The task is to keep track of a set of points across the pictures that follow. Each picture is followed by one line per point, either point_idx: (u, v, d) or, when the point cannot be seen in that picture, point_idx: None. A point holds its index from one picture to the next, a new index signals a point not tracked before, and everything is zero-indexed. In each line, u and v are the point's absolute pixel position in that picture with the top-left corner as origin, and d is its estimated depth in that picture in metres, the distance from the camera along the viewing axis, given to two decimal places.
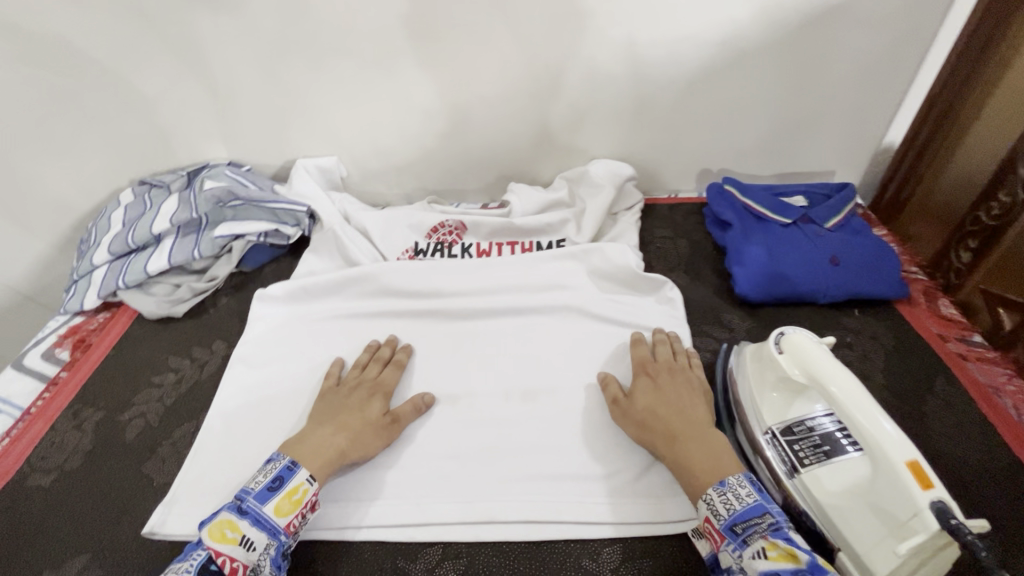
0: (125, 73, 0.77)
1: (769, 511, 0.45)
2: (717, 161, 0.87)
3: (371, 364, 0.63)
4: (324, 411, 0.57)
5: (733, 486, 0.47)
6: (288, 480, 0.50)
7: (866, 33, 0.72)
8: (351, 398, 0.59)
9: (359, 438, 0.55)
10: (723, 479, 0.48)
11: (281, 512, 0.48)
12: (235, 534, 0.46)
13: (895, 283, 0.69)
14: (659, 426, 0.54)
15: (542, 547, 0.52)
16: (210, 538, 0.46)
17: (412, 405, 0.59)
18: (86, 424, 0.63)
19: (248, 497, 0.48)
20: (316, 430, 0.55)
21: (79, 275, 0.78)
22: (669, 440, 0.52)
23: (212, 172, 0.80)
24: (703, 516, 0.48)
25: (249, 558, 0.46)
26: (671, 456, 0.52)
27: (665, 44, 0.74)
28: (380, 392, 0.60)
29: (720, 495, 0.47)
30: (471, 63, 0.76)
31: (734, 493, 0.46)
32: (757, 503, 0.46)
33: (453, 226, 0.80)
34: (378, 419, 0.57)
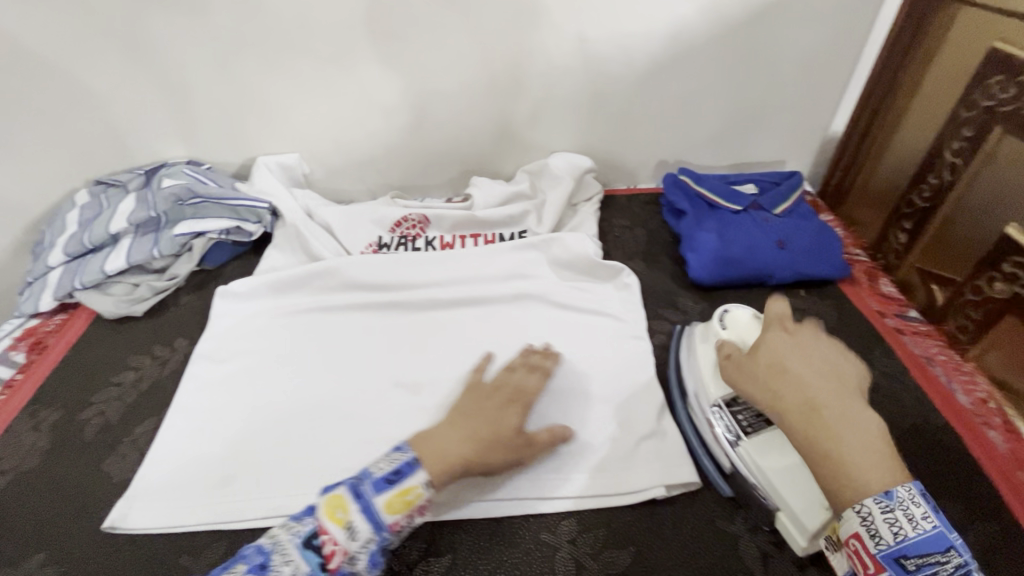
0: (77, 72, 0.76)
1: (948, 540, 0.39)
2: (672, 153, 0.90)
3: (520, 368, 0.59)
4: (458, 412, 0.54)
5: (904, 504, 0.39)
6: (405, 477, 0.48)
7: (805, 27, 0.76)
8: (491, 403, 0.54)
9: (483, 448, 0.50)
10: (890, 491, 0.40)
11: (391, 510, 0.46)
12: (344, 516, 0.46)
13: (838, 264, 0.73)
14: (797, 397, 0.46)
15: (502, 523, 0.53)
16: (322, 511, 0.46)
17: (549, 433, 0.54)
18: (43, 424, 0.62)
19: (366, 481, 0.48)
20: (444, 431, 0.51)
21: (34, 277, 0.77)
22: (808, 410, 0.45)
23: (170, 170, 0.79)
24: (852, 531, 0.41)
25: (349, 545, 0.45)
26: (804, 429, 0.44)
27: (617, 39, 0.76)
28: (518, 400, 0.55)
29: (890, 514, 0.39)
30: (430, 59, 0.78)
31: (905, 514, 0.39)
32: (935, 533, 0.39)
33: (416, 220, 0.81)
34: (511, 430, 0.52)
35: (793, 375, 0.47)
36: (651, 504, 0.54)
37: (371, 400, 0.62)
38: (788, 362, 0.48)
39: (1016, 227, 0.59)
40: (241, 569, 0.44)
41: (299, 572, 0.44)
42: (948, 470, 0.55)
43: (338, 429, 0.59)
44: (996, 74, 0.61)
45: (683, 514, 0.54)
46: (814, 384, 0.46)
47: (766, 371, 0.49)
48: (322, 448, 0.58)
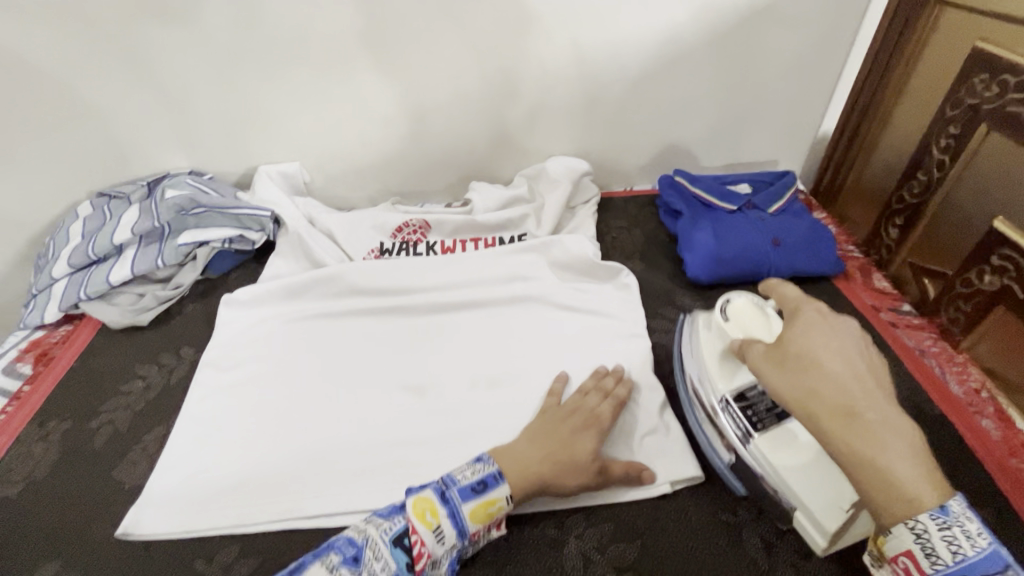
0: (80, 86, 0.77)
1: (1005, 561, 0.36)
2: (667, 155, 0.91)
3: (593, 391, 0.60)
4: (537, 428, 0.56)
5: (957, 519, 0.36)
6: (490, 489, 0.50)
7: (793, 30, 0.78)
8: (569, 425, 0.56)
9: (560, 469, 0.52)
10: (944, 505, 0.37)
11: (475, 519, 0.49)
12: (433, 520, 0.47)
13: (832, 260, 0.75)
14: (833, 399, 0.41)
15: (510, 521, 0.54)
16: (413, 510, 0.47)
17: (626, 465, 0.55)
18: (53, 434, 0.63)
19: (453, 486, 0.50)
20: (523, 445, 0.54)
21: (38, 289, 0.78)
22: (845, 415, 0.40)
23: (172, 181, 0.80)
24: (904, 548, 0.38)
25: (435, 548, 0.47)
26: (844, 438, 0.40)
27: (610, 44, 0.78)
28: (594, 427, 0.56)
29: (944, 529, 0.36)
30: (427, 68, 0.79)
31: (962, 532, 0.36)
32: (991, 552, 0.36)
33: (417, 225, 0.82)
34: (588, 457, 0.53)
35: (826, 372, 0.42)
36: (655, 498, 0.55)
37: (377, 403, 0.63)
38: (818, 356, 0.43)
39: (1001, 221, 0.61)
40: (332, 560, 0.44)
41: (389, 570, 0.45)
42: (943, 459, 0.56)
43: (346, 433, 0.60)
44: (980, 73, 0.63)
45: (688, 508, 0.55)
46: (848, 383, 0.41)
47: (796, 369, 0.43)
48: (331, 452, 0.59)
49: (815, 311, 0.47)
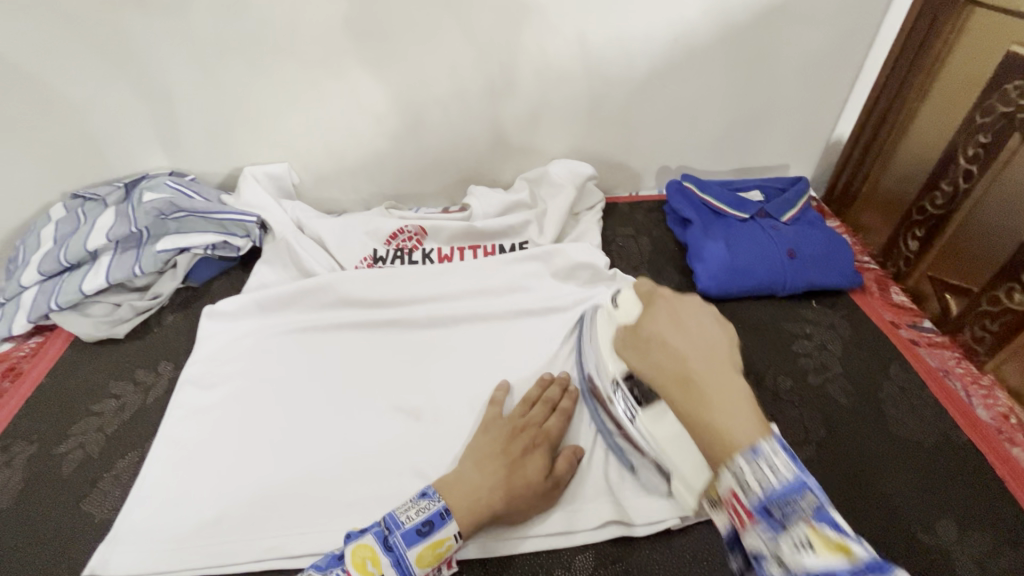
0: (50, 80, 0.72)
1: (812, 488, 0.33)
2: (674, 159, 0.87)
3: (539, 404, 0.57)
4: (484, 449, 0.53)
5: (766, 454, 0.34)
6: (437, 529, 0.47)
7: (809, 28, 0.74)
8: (515, 446, 0.53)
9: (512, 497, 0.50)
10: (756, 446, 0.34)
11: (422, 563, 0.46)
12: (375, 570, 0.44)
13: (850, 273, 0.71)
14: (671, 367, 0.40)
15: (514, 561, 0.50)
16: (352, 564, 0.44)
17: (569, 460, 0.54)
18: (17, 459, 0.58)
19: (396, 531, 0.46)
20: (471, 475, 0.51)
21: (6, 298, 0.72)
22: (683, 382, 0.39)
23: (151, 183, 0.75)
24: (725, 488, 0.35)
25: None
26: (682, 406, 0.38)
27: (617, 42, 0.74)
28: (541, 444, 0.54)
29: (751, 465, 0.34)
30: (423, 66, 0.75)
31: (768, 465, 0.33)
32: (798, 478, 0.33)
33: (412, 232, 0.78)
34: (538, 480, 0.51)
35: (668, 349, 0.41)
36: (666, 534, 0.52)
37: (370, 427, 0.59)
38: (662, 337, 0.42)
39: None
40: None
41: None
42: (973, 489, 0.53)
43: (337, 459, 0.56)
44: (1014, 79, 0.60)
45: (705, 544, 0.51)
46: (688, 354, 0.40)
47: (645, 348, 0.43)
48: (319, 480, 0.55)
49: (666, 295, 0.46)
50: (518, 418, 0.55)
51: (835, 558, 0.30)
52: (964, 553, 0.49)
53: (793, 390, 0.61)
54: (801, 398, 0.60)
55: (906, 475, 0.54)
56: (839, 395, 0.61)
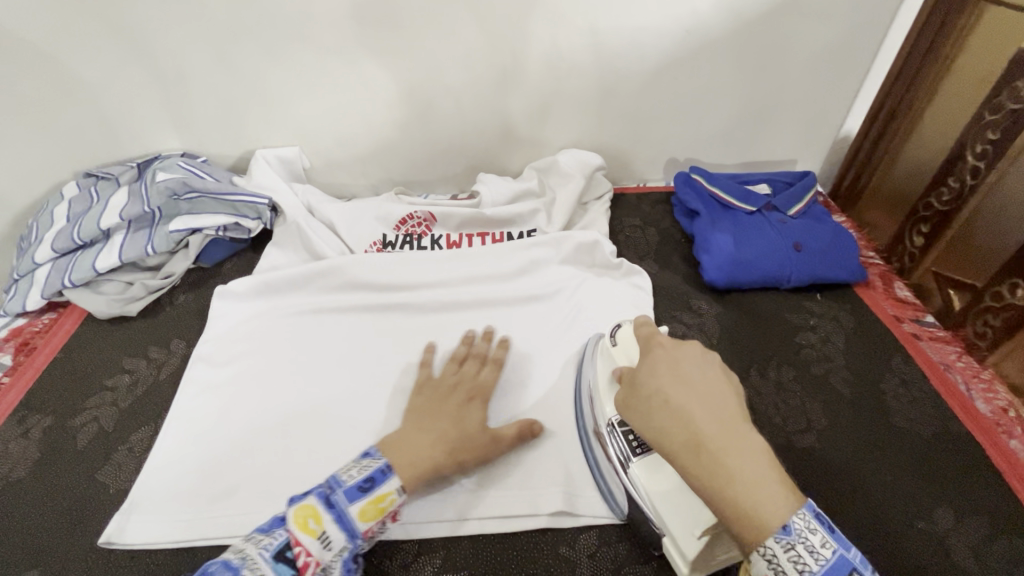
0: (64, 58, 0.72)
1: (852, 562, 0.35)
2: (682, 151, 0.88)
3: (468, 360, 0.61)
4: (424, 406, 0.55)
5: (801, 535, 0.35)
6: (379, 485, 0.48)
7: (821, 23, 0.74)
8: (453, 399, 0.56)
9: (454, 451, 0.52)
10: (786, 525, 0.35)
11: (365, 518, 0.46)
12: (316, 527, 0.45)
13: (855, 268, 0.72)
14: (682, 434, 0.39)
15: (518, 537, 0.52)
16: (294, 523, 0.45)
17: (519, 427, 0.55)
18: (33, 431, 0.59)
19: (338, 490, 0.47)
20: (413, 433, 0.52)
21: (20, 274, 0.73)
22: (695, 450, 0.39)
23: (163, 163, 0.76)
24: (762, 573, 0.36)
25: (323, 555, 0.45)
26: (696, 473, 0.38)
27: (630, 33, 0.74)
28: (478, 397, 0.57)
29: (789, 552, 0.35)
30: (434, 53, 0.75)
31: (806, 548, 0.35)
32: (836, 557, 0.35)
33: (422, 217, 0.78)
34: (476, 429, 0.54)
35: (674, 410, 0.40)
36: None
37: (379, 408, 0.60)
38: (663, 391, 0.42)
39: None
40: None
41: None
42: (971, 480, 0.54)
43: (345, 437, 0.57)
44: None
45: None
46: (694, 413, 0.40)
47: (649, 407, 0.42)
48: (329, 457, 0.56)
49: (663, 343, 0.46)
50: (453, 376, 0.59)
51: None
52: (960, 541, 0.50)
53: (795, 381, 0.62)
54: (803, 389, 0.61)
55: (905, 465, 0.55)
56: (841, 386, 0.61)
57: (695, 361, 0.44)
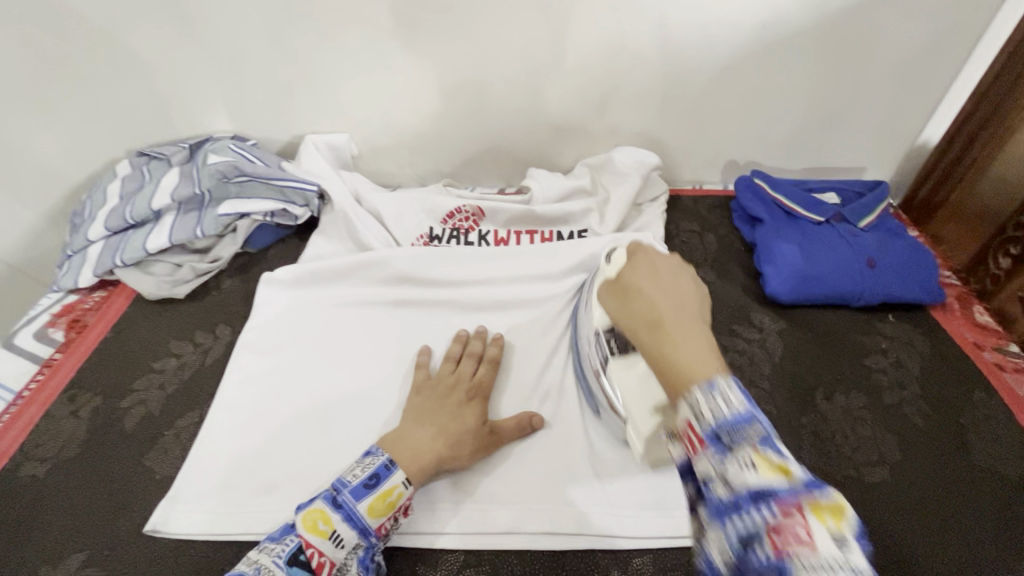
0: (122, 35, 0.72)
1: (762, 417, 0.31)
2: (744, 153, 0.83)
3: (464, 359, 0.59)
4: (422, 406, 0.54)
5: (723, 388, 0.31)
6: (384, 480, 0.47)
7: (911, 20, 0.68)
8: (452, 398, 0.55)
9: (456, 443, 0.51)
10: (711, 380, 0.32)
11: (374, 514, 0.46)
12: (327, 528, 0.45)
13: (934, 288, 0.66)
14: (642, 313, 0.38)
15: (568, 556, 0.50)
16: (303, 527, 0.45)
17: (515, 420, 0.55)
18: (83, 410, 0.59)
19: (344, 489, 0.46)
20: (414, 428, 0.52)
21: (73, 251, 0.74)
22: (653, 325, 0.36)
23: (215, 145, 0.75)
24: (681, 419, 0.33)
25: (337, 554, 0.45)
26: (647, 345, 0.36)
27: (702, 27, 0.69)
28: (477, 395, 0.56)
29: (705, 396, 0.31)
30: (492, 40, 0.72)
31: (720, 394, 0.31)
32: (746, 408, 0.31)
33: (470, 212, 0.76)
34: (478, 426, 0.53)
35: (640, 293, 0.39)
36: None
37: None
38: (639, 283, 0.39)
39: None
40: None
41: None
42: None
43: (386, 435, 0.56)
44: None
45: None
46: (662, 301, 0.37)
47: (625, 293, 0.40)
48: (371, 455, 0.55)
49: (649, 246, 0.43)
50: (449, 375, 0.57)
51: (783, 484, 0.28)
52: None
53: (865, 408, 0.58)
54: (873, 416, 0.57)
55: (985, 507, 0.51)
56: (915, 418, 0.57)
57: (674, 268, 0.41)
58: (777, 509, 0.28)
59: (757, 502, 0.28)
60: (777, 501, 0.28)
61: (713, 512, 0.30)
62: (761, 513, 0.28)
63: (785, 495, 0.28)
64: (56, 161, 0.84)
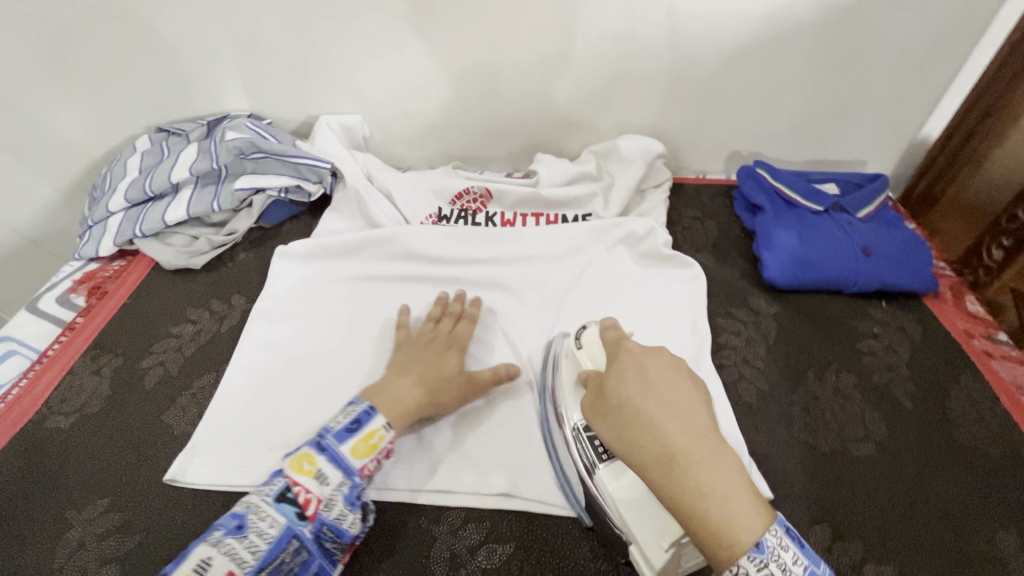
0: (145, 13, 0.74)
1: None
2: (748, 144, 0.85)
3: (444, 318, 0.63)
4: (402, 360, 0.58)
5: (773, 552, 0.34)
6: (364, 425, 0.51)
7: (914, 15, 0.69)
8: (430, 351, 0.59)
9: (432, 393, 0.55)
10: (761, 543, 0.34)
11: (356, 454, 0.49)
12: (312, 468, 0.48)
13: (927, 277, 0.68)
14: (651, 449, 0.38)
15: (564, 515, 0.52)
16: (290, 467, 0.48)
17: (491, 371, 0.58)
18: (105, 369, 0.62)
19: (327, 435, 0.50)
20: (394, 380, 0.56)
21: (94, 221, 0.76)
22: (666, 462, 0.37)
23: (232, 123, 0.77)
24: None
25: (322, 491, 0.47)
26: (669, 487, 0.36)
27: (708, 18, 0.71)
28: (455, 347, 0.59)
29: (761, 566, 0.34)
30: (504, 27, 0.74)
31: (776, 566, 0.34)
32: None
33: (478, 193, 0.78)
34: (454, 375, 0.57)
35: (642, 420, 0.39)
36: None
37: None
38: (637, 406, 0.40)
39: None
40: (217, 535, 0.45)
41: (277, 524, 0.45)
42: None
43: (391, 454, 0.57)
44: None
45: None
46: (668, 426, 0.38)
47: (621, 417, 0.40)
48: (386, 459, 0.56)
49: (634, 352, 0.44)
50: (428, 332, 0.61)
51: None
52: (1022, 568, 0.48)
53: (855, 388, 0.60)
54: (862, 396, 0.59)
55: (965, 482, 0.53)
56: (903, 398, 0.59)
57: (665, 375, 0.42)
58: None
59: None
60: None
61: None
62: None
63: None
64: (76, 135, 0.87)
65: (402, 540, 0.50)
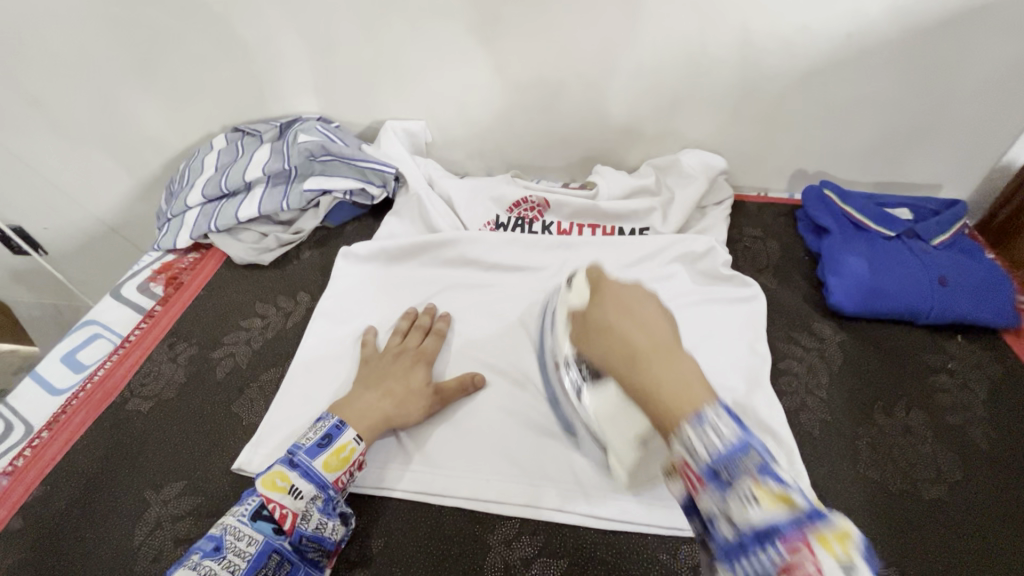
0: (229, 19, 0.78)
1: (756, 446, 0.33)
2: (814, 162, 0.83)
3: (413, 331, 0.64)
4: (369, 374, 0.59)
5: (710, 420, 0.34)
6: (336, 438, 0.52)
7: (1006, 37, 0.66)
8: (397, 365, 0.60)
9: (402, 405, 0.56)
10: (701, 413, 0.34)
11: (329, 468, 0.50)
12: (285, 484, 0.49)
13: (1009, 312, 0.64)
14: (620, 348, 0.39)
15: (618, 536, 0.52)
16: (263, 486, 0.49)
17: (458, 381, 0.59)
18: (180, 357, 0.66)
19: (299, 451, 0.51)
20: (362, 393, 0.57)
21: (172, 214, 0.81)
22: (630, 361, 0.38)
23: (304, 125, 0.79)
24: (676, 457, 0.35)
25: (297, 506, 0.49)
26: (635, 381, 0.38)
27: (784, 35, 0.69)
28: (424, 360, 0.61)
29: (697, 433, 0.33)
30: (573, 39, 0.74)
31: (712, 430, 0.33)
32: (739, 440, 0.33)
33: (536, 202, 0.78)
34: (421, 386, 0.58)
35: (612, 331, 0.40)
36: None
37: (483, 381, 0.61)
38: (608, 321, 0.41)
39: None
40: (195, 558, 0.45)
41: (255, 541, 0.47)
42: None
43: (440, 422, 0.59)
44: None
45: None
46: (634, 334, 0.39)
47: (596, 334, 0.41)
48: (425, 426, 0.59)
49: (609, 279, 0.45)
50: (396, 345, 0.62)
51: (784, 518, 0.31)
52: None
53: (926, 426, 0.58)
54: (934, 435, 0.57)
55: None
56: (979, 439, 0.57)
57: (637, 296, 0.43)
58: (784, 547, 0.30)
59: (763, 543, 0.30)
60: (783, 540, 0.30)
61: (722, 549, 0.33)
62: (766, 551, 0.30)
63: (790, 531, 0.30)
64: (159, 131, 0.92)
65: (458, 546, 0.52)
